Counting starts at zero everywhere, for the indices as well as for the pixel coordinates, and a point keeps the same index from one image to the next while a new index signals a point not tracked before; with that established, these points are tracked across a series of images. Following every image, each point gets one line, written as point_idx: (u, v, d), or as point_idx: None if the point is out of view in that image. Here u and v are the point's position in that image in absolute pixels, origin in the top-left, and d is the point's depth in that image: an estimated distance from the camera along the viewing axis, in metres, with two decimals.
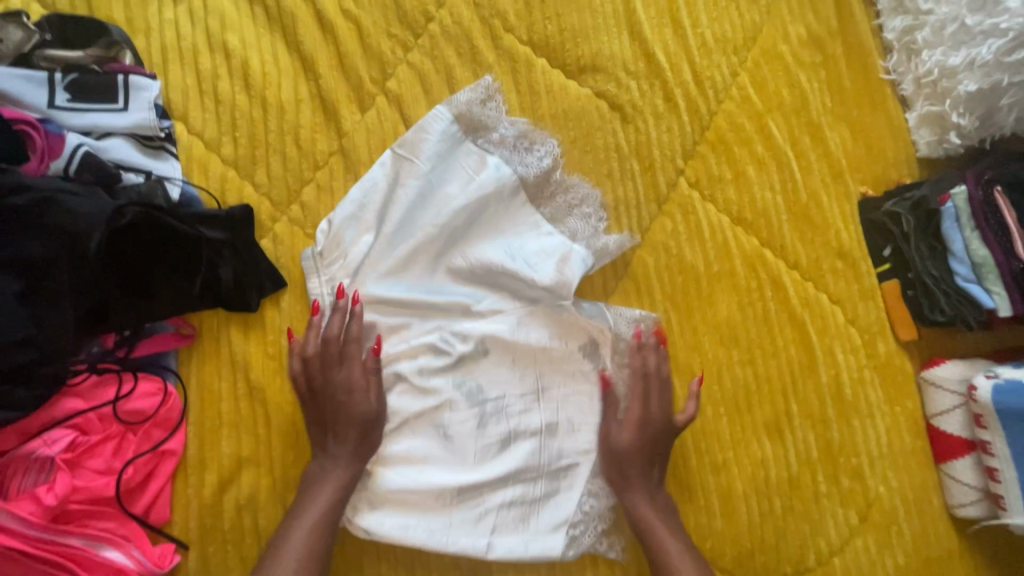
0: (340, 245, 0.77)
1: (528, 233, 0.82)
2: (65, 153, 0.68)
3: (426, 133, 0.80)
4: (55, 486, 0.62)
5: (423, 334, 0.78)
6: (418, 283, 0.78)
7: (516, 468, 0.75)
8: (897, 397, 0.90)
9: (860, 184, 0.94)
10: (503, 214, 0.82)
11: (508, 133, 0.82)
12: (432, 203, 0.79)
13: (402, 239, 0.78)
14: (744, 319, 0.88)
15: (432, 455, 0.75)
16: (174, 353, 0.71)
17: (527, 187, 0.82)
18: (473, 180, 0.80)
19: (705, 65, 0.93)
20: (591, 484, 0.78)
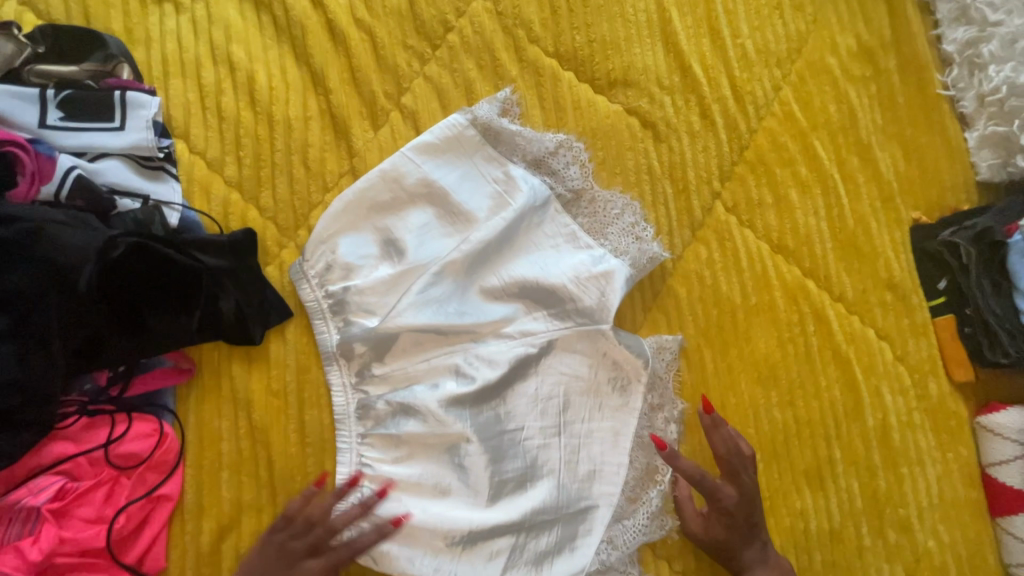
0: (351, 259, 0.72)
1: (557, 247, 0.76)
2: (56, 177, 0.63)
3: (443, 139, 0.75)
4: (40, 539, 0.57)
5: (443, 357, 0.72)
6: (437, 300, 0.72)
7: (532, 508, 0.69)
8: (950, 443, 0.82)
9: (914, 210, 0.87)
10: (531, 230, 0.76)
11: (534, 142, 0.77)
12: (452, 217, 0.75)
13: (418, 253, 0.73)
14: (784, 356, 0.81)
15: (444, 489, 0.69)
16: (172, 390, 0.67)
17: (556, 199, 0.77)
18: (498, 194, 0.76)
19: (745, 79, 0.86)
20: (610, 531, 0.71)
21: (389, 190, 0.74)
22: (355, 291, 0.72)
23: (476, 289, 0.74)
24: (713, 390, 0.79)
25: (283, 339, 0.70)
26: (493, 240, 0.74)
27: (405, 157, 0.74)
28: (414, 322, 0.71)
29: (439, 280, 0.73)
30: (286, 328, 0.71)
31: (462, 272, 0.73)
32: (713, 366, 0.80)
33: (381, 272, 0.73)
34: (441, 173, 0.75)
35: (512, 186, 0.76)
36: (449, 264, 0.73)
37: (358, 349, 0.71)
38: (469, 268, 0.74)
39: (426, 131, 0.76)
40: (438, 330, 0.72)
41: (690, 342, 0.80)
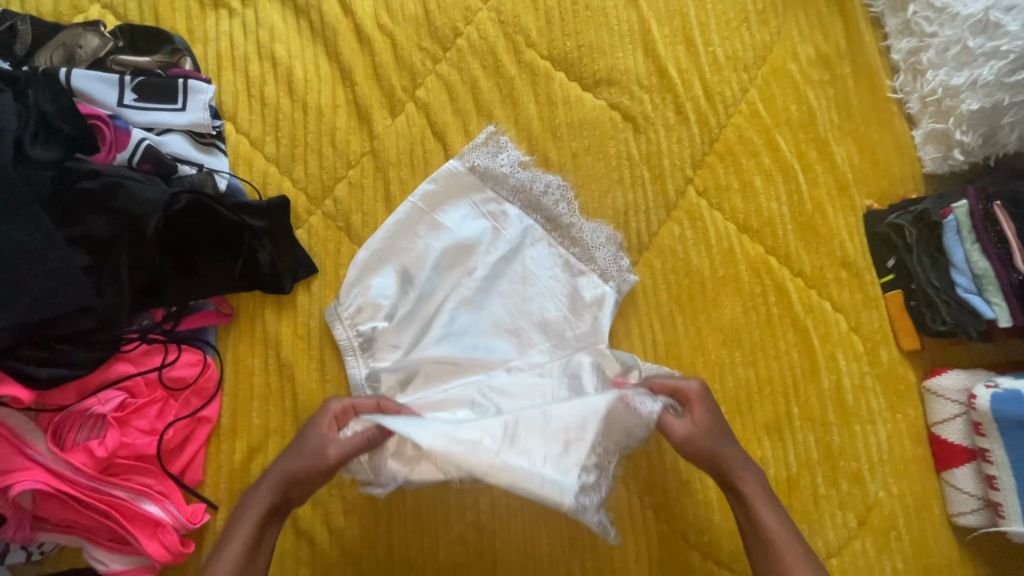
0: (372, 295, 0.81)
1: (554, 273, 0.85)
2: (130, 145, 0.76)
3: (447, 186, 0.86)
4: (106, 441, 0.69)
5: (460, 387, 0.78)
6: (452, 328, 0.81)
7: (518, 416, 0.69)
8: (899, 405, 0.92)
9: (866, 198, 0.98)
10: (527, 264, 0.85)
11: (520, 178, 0.86)
12: (456, 257, 0.84)
13: (432, 288, 0.83)
14: (748, 323, 0.91)
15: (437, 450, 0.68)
16: (214, 329, 0.78)
17: (542, 229, 0.86)
18: (495, 234, 0.85)
19: (715, 81, 0.98)
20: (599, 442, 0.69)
21: (403, 232, 0.84)
22: (377, 323, 0.81)
23: (485, 318, 0.83)
24: (684, 351, 0.89)
25: (309, 290, 0.82)
26: (497, 273, 0.84)
27: (414, 205, 0.85)
28: (431, 350, 0.80)
29: (452, 311, 0.82)
30: (312, 282, 0.82)
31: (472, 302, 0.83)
32: (684, 329, 0.90)
33: (400, 305, 0.82)
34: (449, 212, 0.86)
35: (504, 221, 0.86)
36: (460, 296, 0.83)
37: (383, 378, 0.80)
38: (478, 299, 0.83)
39: (432, 177, 0.86)
40: (454, 362, 0.80)
41: (664, 307, 0.90)
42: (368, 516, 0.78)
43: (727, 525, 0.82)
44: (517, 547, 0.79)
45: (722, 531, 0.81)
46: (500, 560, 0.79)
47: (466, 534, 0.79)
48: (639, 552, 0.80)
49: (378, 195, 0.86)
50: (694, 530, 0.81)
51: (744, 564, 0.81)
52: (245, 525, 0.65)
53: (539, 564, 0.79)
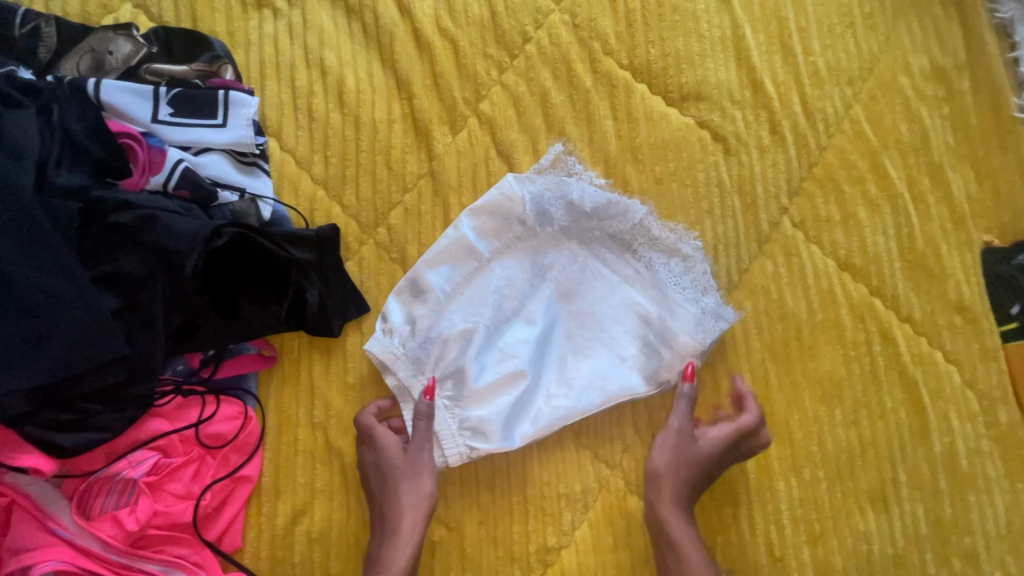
0: (431, 333, 0.73)
1: (630, 299, 0.76)
2: (166, 168, 0.67)
3: (507, 206, 0.76)
4: (136, 510, 0.61)
5: (511, 406, 0.72)
6: (523, 362, 0.74)
7: (509, 325, 0.75)
8: (1019, 473, 0.81)
9: (985, 233, 0.86)
10: (593, 289, 0.77)
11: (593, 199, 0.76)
12: (521, 293, 0.76)
13: (498, 321, 0.75)
14: (850, 375, 0.80)
15: (458, 319, 0.74)
16: (255, 375, 0.70)
17: (616, 258, 0.78)
18: (566, 269, 0.77)
19: (816, 96, 0.86)
20: (584, 230, 0.77)
21: (460, 262, 0.76)
22: (440, 361, 0.73)
23: (556, 351, 0.75)
24: (777, 407, 0.78)
25: (360, 331, 0.73)
26: (567, 299, 0.77)
27: (470, 239, 0.75)
28: (502, 390, 0.73)
29: (522, 344, 0.74)
30: (364, 321, 0.73)
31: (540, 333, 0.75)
32: (777, 381, 0.79)
33: (465, 342, 0.73)
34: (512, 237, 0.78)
35: (574, 257, 0.78)
36: (529, 328, 0.75)
37: (450, 427, 0.71)
38: (538, 325, 0.75)
39: (479, 202, 0.76)
40: (514, 396, 0.72)
41: (755, 355, 0.80)
42: None
43: None
44: None
45: None
46: None
47: None
48: None
49: (437, 223, 0.77)
50: None
51: None
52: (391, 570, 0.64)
53: None
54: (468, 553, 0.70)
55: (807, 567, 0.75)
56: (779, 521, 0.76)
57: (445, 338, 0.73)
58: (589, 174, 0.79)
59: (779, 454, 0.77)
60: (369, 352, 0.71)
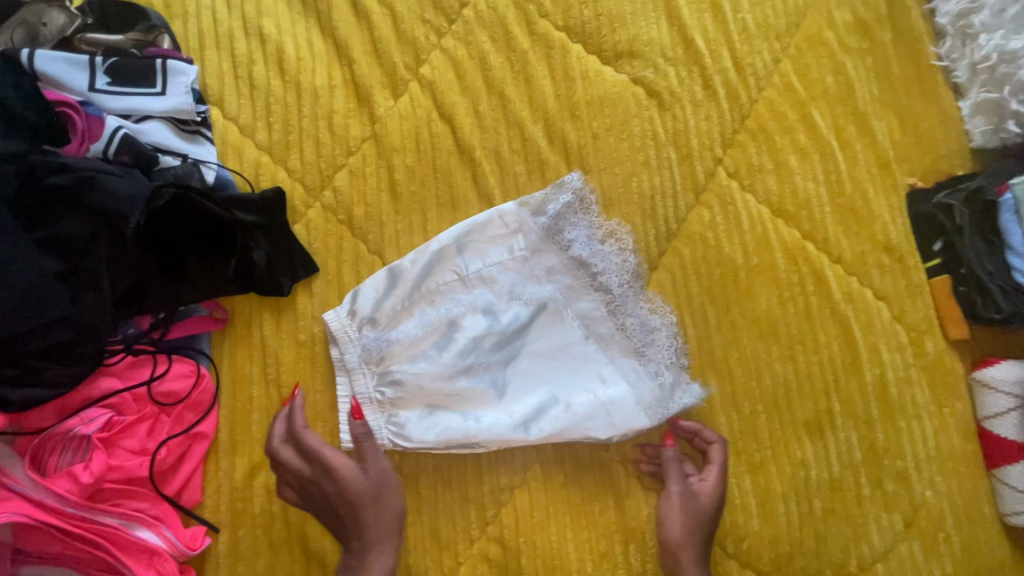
0: (401, 351, 0.75)
1: (584, 293, 0.80)
2: (104, 135, 0.68)
3: (488, 226, 0.79)
4: (91, 464, 0.62)
5: (446, 423, 0.74)
6: (465, 389, 0.76)
7: (462, 308, 0.77)
8: (946, 398, 0.85)
9: (909, 176, 0.90)
10: (549, 275, 0.80)
11: (556, 221, 0.80)
12: (478, 277, 0.78)
13: (453, 301, 0.77)
14: (785, 314, 0.84)
15: (413, 305, 0.77)
16: (207, 336, 0.72)
17: (571, 264, 0.80)
18: (523, 261, 0.79)
19: (745, 52, 0.90)
20: (544, 240, 0.80)
21: (438, 272, 0.78)
22: (397, 417, 0.74)
23: (501, 349, 0.77)
24: (717, 347, 0.82)
25: (310, 292, 0.75)
26: (524, 281, 0.79)
27: (441, 249, 0.78)
28: (441, 411, 0.75)
29: (471, 328, 0.77)
30: (313, 282, 0.75)
31: (502, 369, 0.77)
32: (716, 323, 0.83)
33: (430, 355, 0.76)
34: (454, 198, 0.81)
35: (536, 255, 0.80)
36: (496, 349, 0.77)
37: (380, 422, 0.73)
38: (490, 308, 0.78)
39: (462, 224, 0.79)
40: (452, 395, 0.75)
41: (695, 300, 0.83)
42: None
43: (766, 532, 0.79)
44: (545, 561, 0.73)
45: (760, 538, 0.78)
46: None
47: (489, 550, 0.73)
48: None
49: (382, 184, 0.79)
50: (730, 537, 0.78)
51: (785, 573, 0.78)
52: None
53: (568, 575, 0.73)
54: (423, 496, 0.73)
55: (749, 494, 0.79)
56: None
57: (393, 345, 0.75)
58: (564, 199, 0.81)
59: (719, 390, 0.81)
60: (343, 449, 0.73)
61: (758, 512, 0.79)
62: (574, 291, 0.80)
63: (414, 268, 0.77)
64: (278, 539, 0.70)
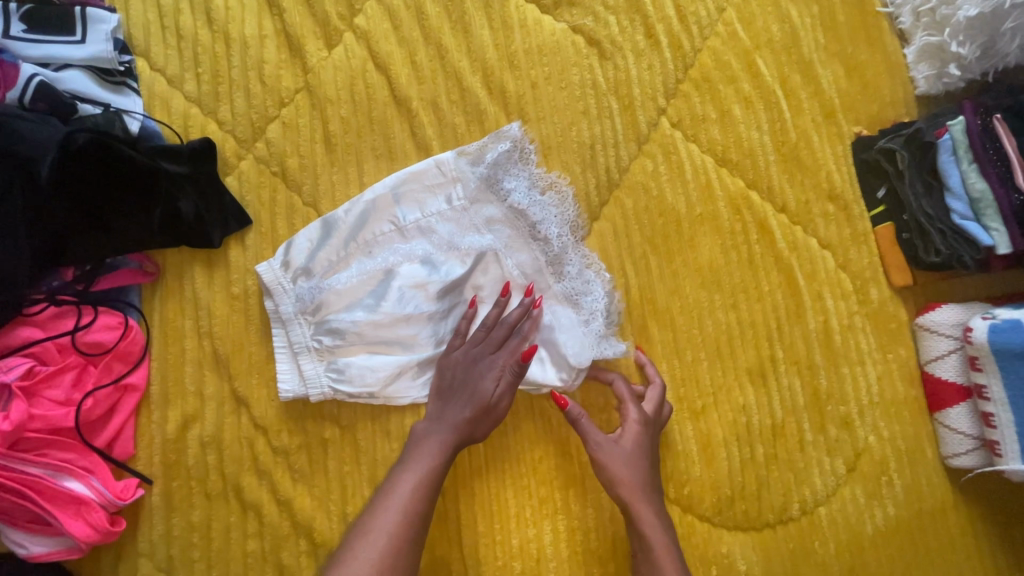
0: (337, 299, 0.74)
1: (523, 243, 0.79)
2: (20, 82, 0.67)
3: (426, 174, 0.78)
4: (10, 414, 0.61)
5: (383, 372, 0.73)
6: (404, 339, 0.75)
7: (399, 258, 0.76)
8: (890, 344, 0.86)
9: (854, 125, 0.90)
10: (488, 225, 0.79)
11: (493, 171, 0.80)
12: (416, 227, 0.78)
13: (390, 251, 0.77)
14: (728, 263, 0.84)
15: (350, 254, 0.76)
16: (137, 289, 0.71)
17: (510, 213, 0.79)
18: (461, 210, 0.79)
19: (689, 0, 0.89)
20: (482, 189, 0.79)
21: (375, 221, 0.77)
22: (335, 365, 0.73)
23: (439, 299, 0.76)
24: (660, 296, 0.82)
25: (243, 245, 0.74)
26: (462, 231, 0.79)
27: (378, 199, 0.77)
28: (377, 361, 0.74)
29: (408, 277, 0.76)
30: (246, 235, 0.75)
31: (441, 317, 0.76)
32: (659, 272, 0.82)
33: (367, 303, 0.75)
34: (392, 149, 0.80)
35: (475, 204, 0.79)
36: (434, 298, 0.76)
37: (316, 372, 0.72)
38: (429, 258, 0.77)
39: (399, 174, 0.78)
40: (389, 344, 0.75)
41: (637, 250, 0.83)
42: (319, 485, 0.72)
43: (707, 478, 0.79)
44: (483, 509, 0.73)
45: (701, 483, 0.79)
46: (465, 526, 0.73)
47: None
48: (613, 512, 0.74)
49: (316, 136, 0.78)
50: (673, 483, 0.79)
51: (726, 516, 0.79)
52: (391, 506, 0.64)
53: (507, 523, 0.73)
54: (361, 447, 0.73)
55: (691, 441, 0.79)
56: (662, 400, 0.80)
57: (330, 295, 0.74)
58: (501, 149, 0.80)
59: (661, 339, 0.81)
60: (282, 398, 0.72)
61: (700, 458, 0.79)
62: (513, 239, 0.79)
63: (349, 218, 0.76)
64: (214, 490, 0.70)
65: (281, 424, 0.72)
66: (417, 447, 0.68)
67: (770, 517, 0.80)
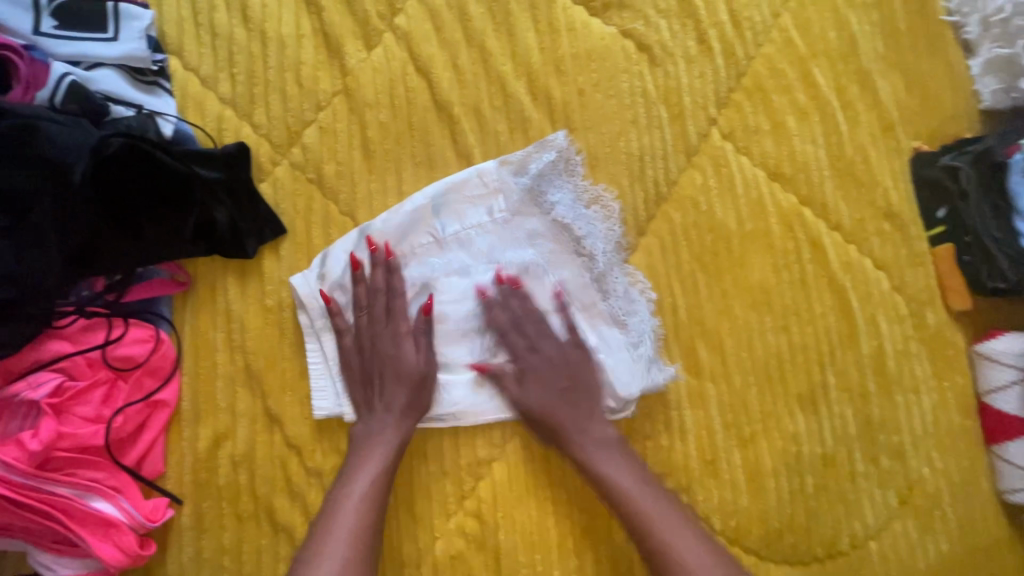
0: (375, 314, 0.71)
1: (566, 259, 0.76)
2: (51, 82, 0.63)
3: (466, 185, 0.75)
4: (40, 432, 0.59)
5: None
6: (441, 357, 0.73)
7: (437, 273, 0.73)
8: (946, 372, 0.82)
9: (913, 139, 0.86)
10: (530, 238, 0.76)
11: (536, 182, 0.76)
12: (456, 240, 0.74)
13: (428, 265, 0.73)
14: (779, 283, 0.81)
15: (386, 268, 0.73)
16: (168, 300, 0.69)
17: (553, 227, 0.76)
18: (502, 222, 0.75)
19: (743, 4, 0.85)
20: (525, 201, 0.76)
21: (413, 233, 0.74)
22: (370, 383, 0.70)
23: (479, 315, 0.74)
24: (708, 316, 0.78)
25: (277, 255, 0.71)
26: (503, 245, 0.75)
27: (417, 210, 0.73)
28: None
29: (447, 292, 0.73)
30: (280, 245, 0.71)
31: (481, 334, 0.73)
32: (707, 291, 0.79)
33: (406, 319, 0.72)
34: (432, 156, 0.76)
35: (517, 217, 0.76)
36: (474, 314, 0.73)
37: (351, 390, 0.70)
38: (468, 273, 0.74)
39: (439, 183, 0.74)
40: None
41: (685, 267, 0.79)
42: None
43: (754, 508, 0.76)
44: (524, 537, 0.70)
45: (748, 514, 0.76)
46: (504, 555, 0.70)
47: (466, 524, 0.70)
48: None
49: (354, 142, 0.74)
50: (719, 514, 0.75)
51: (773, 549, 0.76)
52: (342, 512, 0.63)
53: (548, 552, 0.70)
54: (398, 469, 0.70)
55: (738, 470, 0.76)
56: (710, 426, 0.76)
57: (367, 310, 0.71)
58: (545, 159, 0.77)
59: (709, 362, 0.78)
60: (316, 417, 0.69)
61: (747, 487, 0.76)
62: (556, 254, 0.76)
63: (386, 229, 0.73)
64: (245, 511, 0.67)
65: (315, 443, 0.69)
66: (365, 446, 0.67)
67: (818, 551, 0.77)
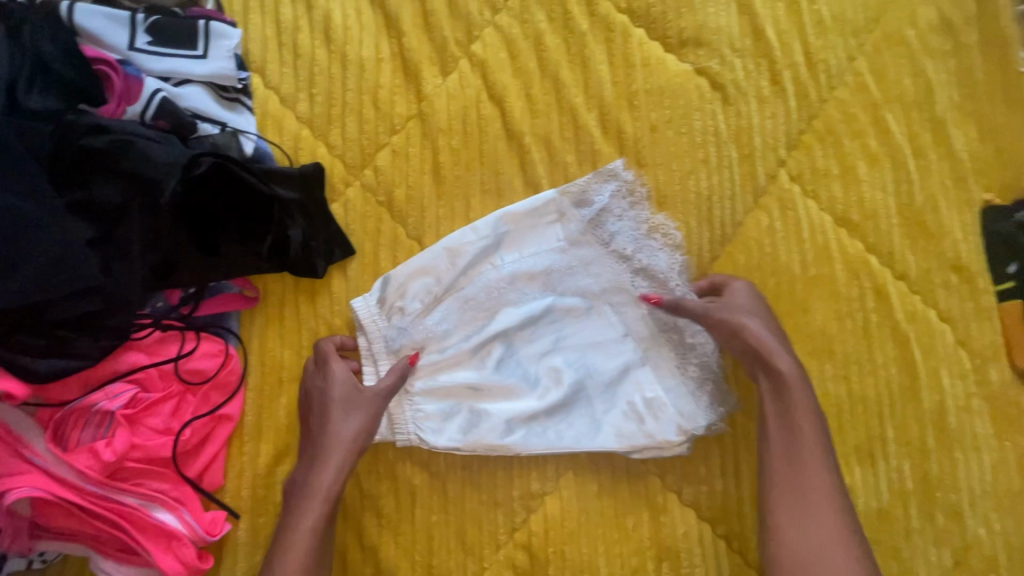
0: (434, 340, 0.72)
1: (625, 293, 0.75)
2: (143, 98, 0.66)
3: (530, 212, 0.74)
4: (114, 442, 0.60)
5: (469, 419, 0.71)
6: (495, 386, 0.72)
7: (495, 300, 0.73)
8: (1009, 432, 0.80)
9: (985, 191, 0.84)
10: (589, 271, 0.75)
11: (599, 215, 0.75)
12: (517, 269, 0.74)
13: (487, 291, 0.73)
14: (841, 331, 0.80)
15: (445, 292, 0.73)
16: (237, 314, 0.69)
17: (614, 260, 0.75)
18: (563, 253, 0.75)
19: (819, 46, 0.84)
20: (587, 233, 0.75)
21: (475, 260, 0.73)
22: (423, 407, 0.71)
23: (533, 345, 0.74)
24: None
25: (345, 275, 0.72)
26: (563, 276, 0.75)
27: (479, 237, 0.73)
28: (465, 406, 0.71)
29: (505, 321, 0.73)
30: (349, 264, 0.72)
31: (534, 363, 0.73)
32: None
33: (462, 345, 0.72)
34: (500, 184, 0.76)
35: (577, 248, 0.75)
36: (528, 343, 0.74)
37: (405, 413, 0.70)
38: (525, 302, 0.74)
39: (503, 210, 0.74)
40: (477, 389, 0.72)
41: None
42: (404, 533, 0.69)
43: None
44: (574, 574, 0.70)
45: None
46: None
47: (516, 557, 0.70)
48: None
49: (425, 167, 0.75)
50: None
51: None
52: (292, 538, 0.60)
53: None
54: (451, 497, 0.70)
55: None
56: None
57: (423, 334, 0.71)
58: (610, 191, 0.76)
59: None
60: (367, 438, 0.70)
61: None
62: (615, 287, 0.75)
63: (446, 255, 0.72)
64: None
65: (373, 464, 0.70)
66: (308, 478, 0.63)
67: None
